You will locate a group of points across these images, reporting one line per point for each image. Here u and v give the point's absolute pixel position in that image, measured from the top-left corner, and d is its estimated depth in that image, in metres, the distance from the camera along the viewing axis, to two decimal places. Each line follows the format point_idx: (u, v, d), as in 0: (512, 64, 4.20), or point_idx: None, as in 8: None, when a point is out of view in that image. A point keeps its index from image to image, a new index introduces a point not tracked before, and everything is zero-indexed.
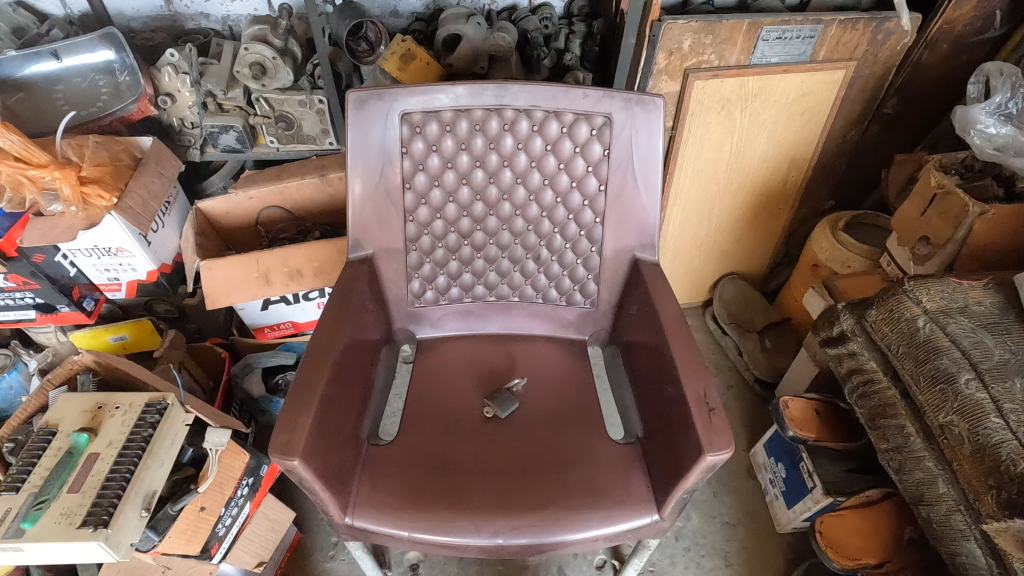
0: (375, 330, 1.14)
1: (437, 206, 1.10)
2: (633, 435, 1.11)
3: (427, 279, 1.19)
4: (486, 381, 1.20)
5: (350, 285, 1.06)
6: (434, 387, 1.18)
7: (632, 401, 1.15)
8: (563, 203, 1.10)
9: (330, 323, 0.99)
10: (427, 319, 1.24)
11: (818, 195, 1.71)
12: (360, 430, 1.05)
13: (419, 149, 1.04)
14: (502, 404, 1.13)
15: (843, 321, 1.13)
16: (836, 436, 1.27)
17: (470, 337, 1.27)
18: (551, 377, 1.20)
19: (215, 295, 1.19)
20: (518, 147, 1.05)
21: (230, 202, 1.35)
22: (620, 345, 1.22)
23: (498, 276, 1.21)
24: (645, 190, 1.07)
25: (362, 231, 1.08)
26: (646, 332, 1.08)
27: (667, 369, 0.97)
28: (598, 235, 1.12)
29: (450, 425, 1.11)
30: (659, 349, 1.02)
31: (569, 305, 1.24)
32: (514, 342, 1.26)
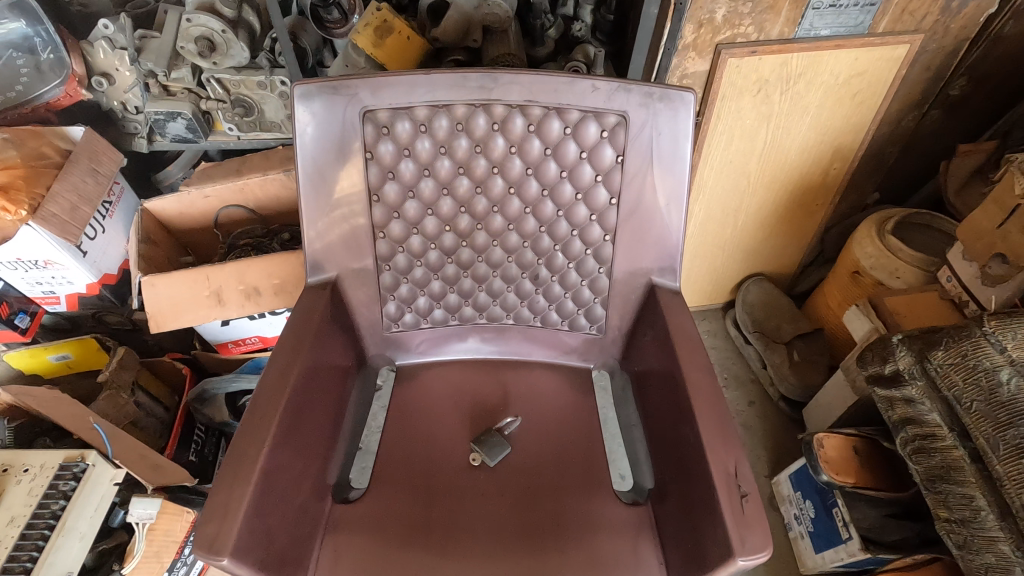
0: (342, 363, 0.97)
1: (414, 220, 0.91)
2: (643, 486, 0.95)
3: (404, 301, 1.01)
4: (474, 419, 1.03)
5: (309, 315, 0.88)
6: (413, 427, 1.02)
7: (642, 447, 0.99)
8: (566, 217, 0.90)
9: (282, 365, 0.82)
10: (407, 344, 1.07)
11: (863, 187, 1.49)
12: (323, 486, 0.90)
13: (388, 153, 0.85)
14: (492, 451, 0.97)
15: (900, 358, 0.94)
16: (876, 481, 1.11)
17: (458, 363, 1.11)
18: (550, 416, 1.04)
19: (159, 317, 1.02)
20: (511, 150, 0.85)
21: (183, 201, 1.16)
22: (632, 377, 1.05)
23: (488, 297, 1.03)
24: (667, 203, 0.87)
25: (323, 250, 0.91)
26: (663, 375, 0.90)
27: (686, 432, 0.80)
28: (607, 255, 0.93)
29: (431, 476, 0.96)
30: (678, 402, 0.84)
31: (572, 330, 1.06)
32: (509, 370, 1.09)
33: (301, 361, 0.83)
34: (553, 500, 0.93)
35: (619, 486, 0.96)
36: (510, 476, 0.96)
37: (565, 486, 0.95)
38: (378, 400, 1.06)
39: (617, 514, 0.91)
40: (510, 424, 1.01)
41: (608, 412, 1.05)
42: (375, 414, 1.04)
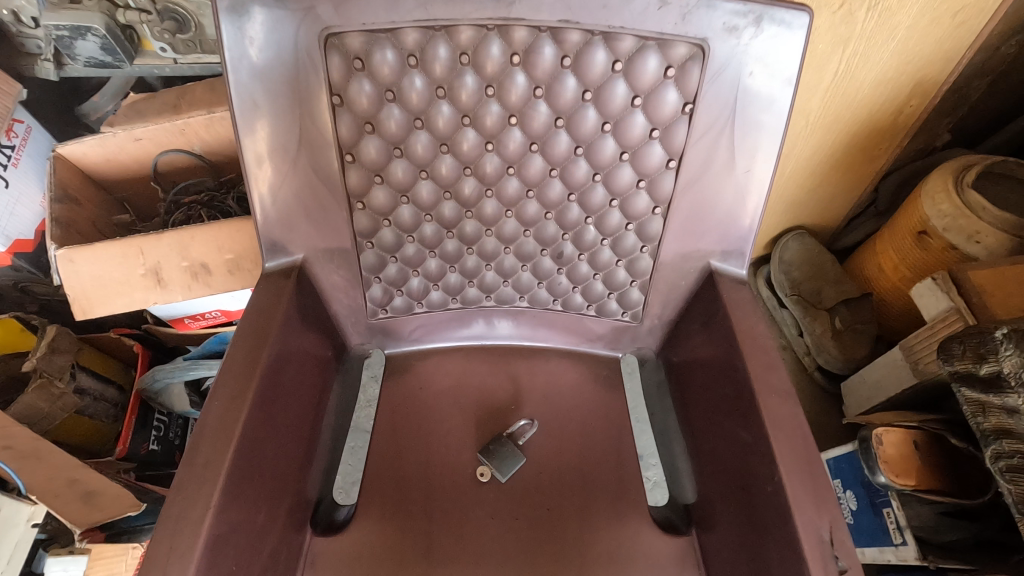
0: (314, 365, 0.76)
1: (403, 185, 0.69)
2: (685, 501, 0.80)
3: (392, 283, 0.80)
4: (481, 421, 0.86)
5: (264, 314, 0.66)
6: (406, 432, 0.85)
7: (682, 457, 0.83)
8: (604, 183, 0.69)
9: (230, 392, 0.60)
10: (399, 330, 0.88)
11: (935, 128, 1.26)
12: (299, 517, 0.73)
13: (364, 96, 0.62)
14: (504, 465, 0.81)
15: (1005, 359, 0.77)
16: (940, 482, 0.97)
17: (460, 351, 0.92)
18: (572, 417, 0.87)
19: (84, 302, 0.81)
20: (535, 92, 0.62)
21: (108, 146, 0.92)
22: (671, 371, 0.87)
23: (498, 277, 0.82)
24: (745, 169, 0.65)
25: (283, 226, 0.69)
26: (718, 386, 0.72)
27: (750, 471, 0.63)
28: (655, 231, 0.72)
29: (429, 495, 0.79)
30: (738, 428, 0.66)
31: (600, 316, 0.86)
32: (521, 359, 0.92)
33: (255, 384, 0.61)
34: (577, 526, 0.78)
35: (652, 497, 0.80)
36: (524, 496, 0.80)
37: (591, 506, 0.79)
38: (362, 398, 0.87)
39: (655, 546, 0.76)
40: (526, 433, 0.84)
41: (638, 409, 0.88)
42: (358, 417, 0.85)
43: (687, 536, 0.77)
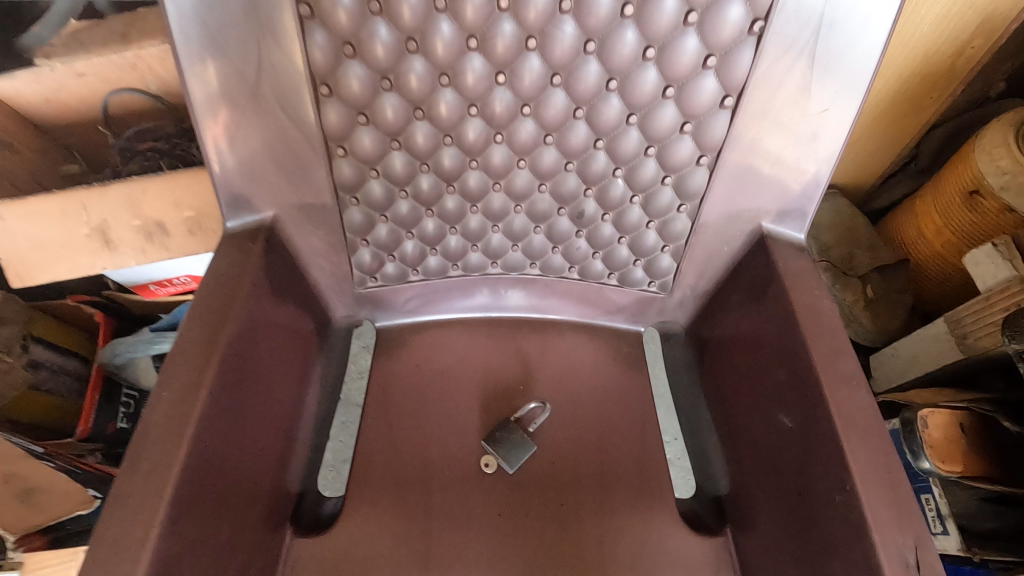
0: (290, 343, 0.65)
1: (394, 127, 0.57)
2: (719, 496, 0.71)
3: (382, 247, 0.69)
4: (485, 405, 0.76)
5: (225, 283, 0.54)
6: (400, 416, 0.74)
7: (714, 445, 0.73)
8: (639, 126, 0.57)
9: (183, 381, 0.49)
10: (390, 300, 0.77)
11: (993, 73, 1.12)
12: (278, 517, 0.63)
13: (344, 9, 0.49)
14: (511, 454, 0.71)
15: None
16: (987, 467, 0.88)
17: (461, 324, 0.81)
18: (588, 399, 0.77)
19: (19, 266, 0.69)
20: (560, 8, 0.50)
21: (44, 83, 0.78)
22: (703, 349, 0.77)
23: (505, 240, 0.70)
24: (819, 108, 0.54)
25: (248, 179, 0.57)
26: (764, 370, 0.61)
27: (808, 472, 0.53)
28: (697, 186, 0.61)
29: (426, 490, 0.70)
30: (792, 422, 0.56)
31: (621, 286, 0.75)
32: (530, 333, 0.81)
33: (212, 371, 0.49)
34: (596, 523, 0.68)
35: (677, 487, 0.72)
36: (535, 491, 0.70)
37: (611, 502, 0.70)
38: (349, 376, 0.77)
39: (685, 549, 0.67)
40: (535, 420, 0.74)
41: (663, 391, 0.78)
42: (344, 399, 0.75)
43: (721, 536, 0.68)
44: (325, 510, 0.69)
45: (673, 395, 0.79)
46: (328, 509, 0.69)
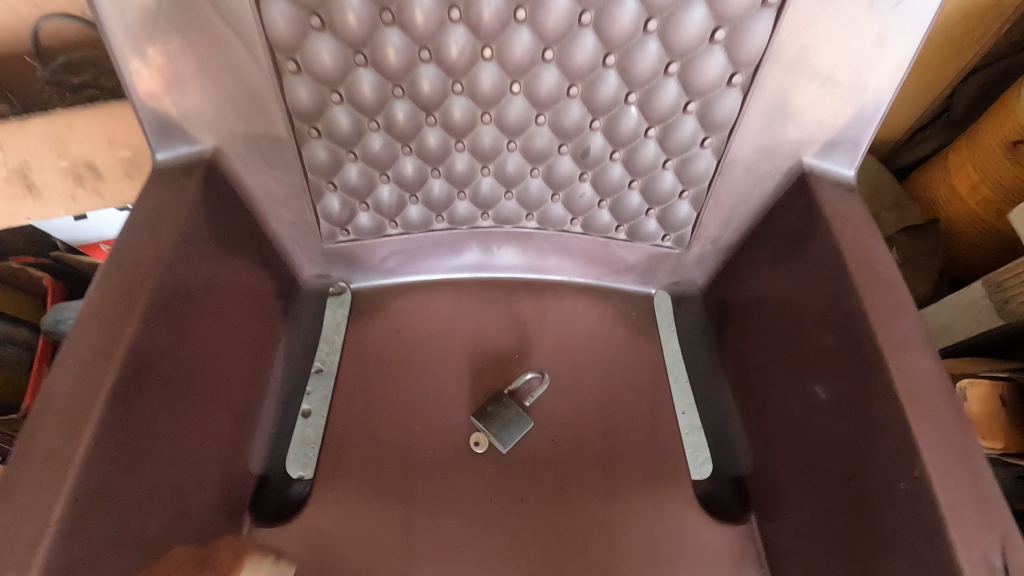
0: (241, 304, 0.55)
1: (358, 36, 0.47)
2: (742, 479, 0.62)
3: (353, 193, 0.59)
4: (476, 376, 0.67)
5: (150, 230, 0.45)
6: (378, 389, 0.65)
7: (735, 420, 0.65)
8: (658, 36, 0.47)
9: (93, 345, 0.40)
10: (367, 258, 0.67)
11: None
12: (235, 504, 0.55)
13: None
14: (504, 432, 0.63)
15: None
16: None
17: (448, 285, 0.72)
18: (592, 370, 0.68)
19: None
20: None
21: None
22: (723, 313, 0.67)
23: (498, 186, 0.61)
24: (888, 7, 0.43)
25: (179, 100, 0.48)
26: (801, 334, 0.52)
27: (857, 454, 0.44)
28: (726, 113, 0.51)
29: (408, 472, 0.61)
30: (835, 394, 0.47)
31: (631, 241, 0.66)
32: (527, 297, 0.72)
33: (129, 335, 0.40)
34: (600, 510, 0.60)
35: (694, 470, 0.63)
36: (531, 474, 0.62)
37: (618, 486, 0.61)
38: (321, 344, 0.67)
39: (702, 538, 0.59)
40: (533, 394, 0.66)
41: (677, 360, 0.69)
42: (314, 370, 0.66)
43: (744, 524, 0.60)
44: (291, 494, 0.60)
45: (687, 364, 0.70)
46: (294, 493, 0.60)
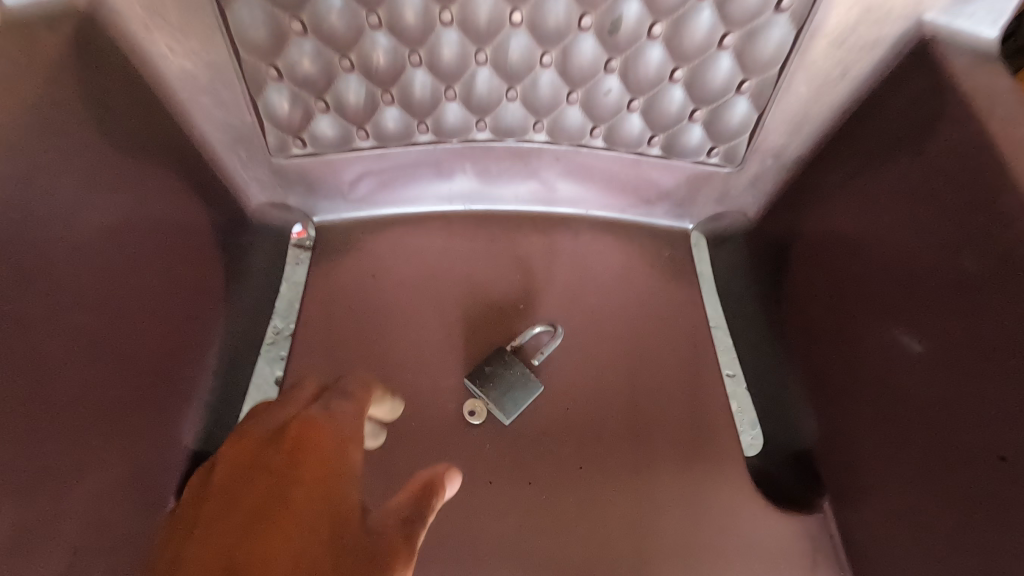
0: (157, 233, 0.43)
1: None
2: (800, 457, 0.49)
3: (306, 87, 0.45)
4: (473, 331, 0.54)
5: None
6: (350, 347, 0.53)
7: (788, 385, 0.51)
8: None
9: None
10: (334, 185, 0.54)
11: None
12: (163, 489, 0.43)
13: None
14: (506, 399, 0.50)
15: None
16: None
17: (437, 220, 0.58)
18: (616, 323, 0.55)
19: None
20: None
21: None
22: (776, 256, 0.53)
23: (500, 80, 0.47)
24: None
25: None
26: (903, 266, 0.39)
27: (989, 422, 0.33)
28: None
29: (390, 448, 0.49)
30: (940, 348, 0.36)
31: (666, 161, 0.52)
32: (536, 234, 0.58)
33: None
34: (626, 495, 0.48)
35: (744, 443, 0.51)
36: (540, 452, 0.50)
37: (648, 464, 0.49)
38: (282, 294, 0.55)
39: (754, 530, 0.47)
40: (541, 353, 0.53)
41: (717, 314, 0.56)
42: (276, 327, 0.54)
43: (813, 514, 0.47)
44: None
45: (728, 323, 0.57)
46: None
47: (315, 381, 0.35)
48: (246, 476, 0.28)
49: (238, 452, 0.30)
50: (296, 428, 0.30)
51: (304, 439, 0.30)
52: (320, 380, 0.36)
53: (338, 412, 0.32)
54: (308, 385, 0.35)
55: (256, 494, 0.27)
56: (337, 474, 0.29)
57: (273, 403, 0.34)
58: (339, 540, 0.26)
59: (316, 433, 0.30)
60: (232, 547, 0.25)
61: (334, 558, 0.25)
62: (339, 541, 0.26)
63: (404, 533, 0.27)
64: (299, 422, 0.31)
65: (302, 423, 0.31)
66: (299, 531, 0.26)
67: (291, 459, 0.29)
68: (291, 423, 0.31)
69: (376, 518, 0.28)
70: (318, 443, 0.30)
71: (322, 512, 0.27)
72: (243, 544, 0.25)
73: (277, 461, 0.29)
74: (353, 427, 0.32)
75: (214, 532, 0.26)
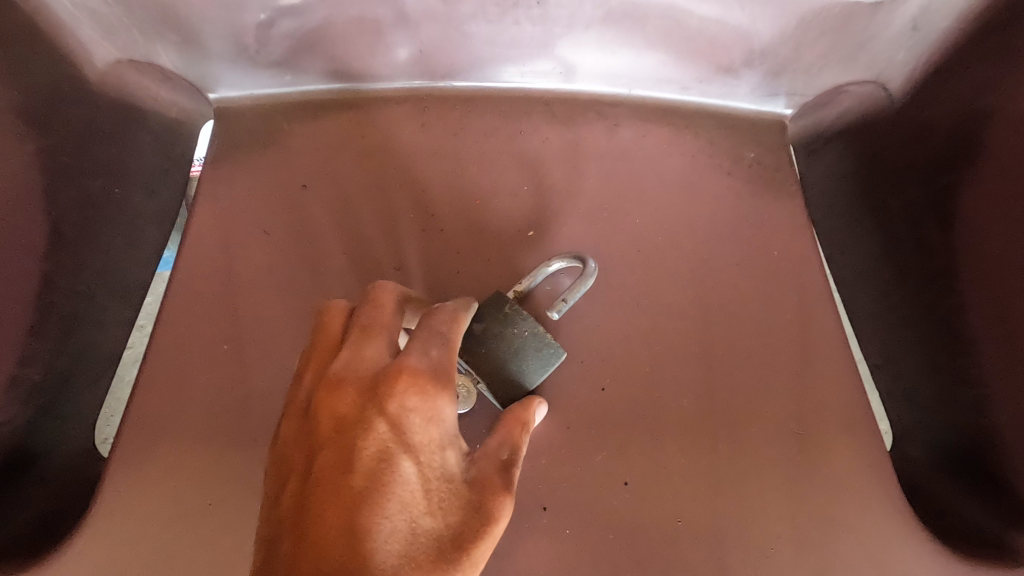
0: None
1: None
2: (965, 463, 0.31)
3: None
4: (456, 266, 0.35)
5: None
6: (264, 295, 0.34)
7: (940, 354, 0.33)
8: None
9: None
10: (231, 37, 0.34)
11: None
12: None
13: None
14: (506, 379, 0.30)
15: None
16: None
17: (403, 99, 0.38)
18: (675, 257, 0.36)
19: None
20: None
21: None
22: (932, 155, 0.33)
23: None
24: None
25: None
26: None
27: None
28: None
29: None
30: None
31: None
32: (554, 122, 0.38)
33: None
34: (697, 529, 0.30)
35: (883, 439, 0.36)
36: (560, 460, 0.32)
37: (730, 478, 0.31)
38: None
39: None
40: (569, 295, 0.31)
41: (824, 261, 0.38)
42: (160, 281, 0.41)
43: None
44: (90, 483, 0.31)
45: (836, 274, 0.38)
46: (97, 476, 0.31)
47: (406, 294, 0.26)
48: (343, 424, 0.21)
49: (328, 393, 0.22)
50: (391, 375, 0.22)
51: (405, 392, 0.22)
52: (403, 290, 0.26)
53: (437, 347, 0.24)
54: (397, 297, 0.25)
55: (364, 454, 0.21)
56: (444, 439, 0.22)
57: (353, 330, 0.24)
58: (445, 497, 0.21)
59: (414, 385, 0.22)
60: (346, 514, 0.20)
61: (447, 516, 0.21)
62: (445, 498, 0.21)
63: (507, 484, 0.23)
64: (394, 368, 0.22)
65: (398, 368, 0.22)
66: (411, 497, 0.21)
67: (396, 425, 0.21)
68: (391, 375, 0.22)
69: (474, 467, 0.23)
70: (419, 401, 0.22)
71: (429, 470, 0.21)
72: (358, 508, 0.20)
73: (381, 422, 0.21)
74: (451, 370, 0.23)
75: (318, 489, 0.20)
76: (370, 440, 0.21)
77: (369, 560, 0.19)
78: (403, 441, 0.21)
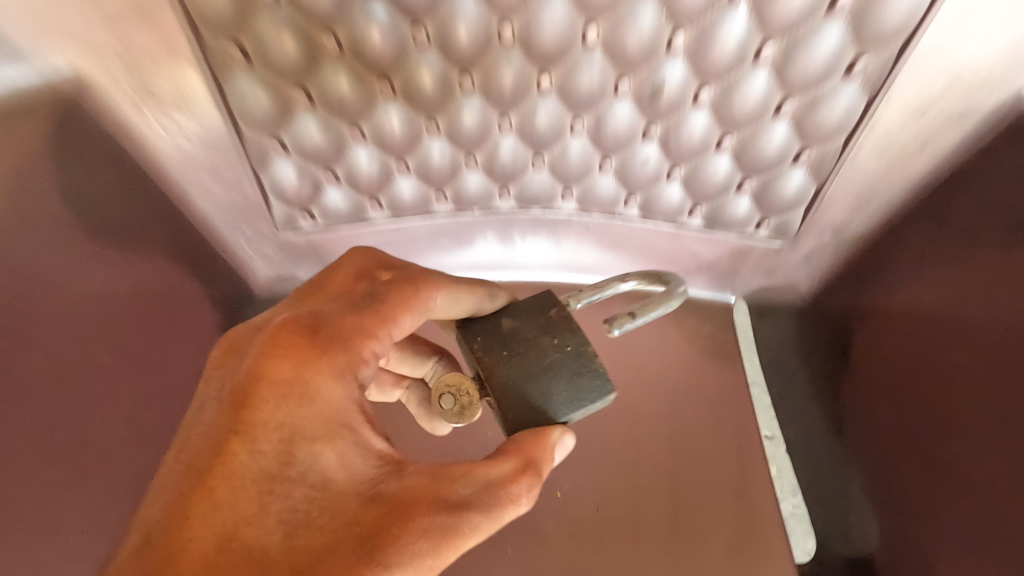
0: (109, 286, 0.43)
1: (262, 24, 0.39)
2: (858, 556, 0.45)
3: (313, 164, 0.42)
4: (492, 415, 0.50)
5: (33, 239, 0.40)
6: None
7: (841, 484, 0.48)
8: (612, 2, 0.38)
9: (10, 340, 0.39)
10: None
11: None
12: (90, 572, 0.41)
13: None
14: (517, 400, 0.31)
15: None
16: None
17: None
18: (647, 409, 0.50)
19: None
20: None
21: None
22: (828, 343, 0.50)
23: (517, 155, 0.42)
24: None
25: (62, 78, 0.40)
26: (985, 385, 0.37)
27: None
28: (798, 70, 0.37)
29: None
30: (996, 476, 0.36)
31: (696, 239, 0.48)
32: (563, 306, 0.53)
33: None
34: None
35: (799, 551, 0.45)
36: (563, 560, 0.44)
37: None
38: None
39: None
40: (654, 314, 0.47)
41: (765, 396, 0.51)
42: None
43: None
44: None
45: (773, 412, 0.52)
46: None
47: (379, 265, 0.35)
48: (223, 384, 0.29)
49: (227, 347, 0.31)
50: (272, 336, 0.29)
51: (276, 361, 0.29)
52: (376, 259, 0.35)
53: (338, 318, 0.30)
54: (353, 271, 0.34)
55: (224, 439, 0.27)
56: (316, 407, 0.29)
57: (296, 293, 0.34)
58: (303, 501, 0.27)
59: (287, 348, 0.29)
60: (191, 498, 0.26)
61: (293, 522, 0.27)
62: (297, 504, 0.27)
63: (434, 500, 0.27)
64: (275, 327, 0.30)
65: (276, 332, 0.30)
66: (257, 494, 0.27)
67: (252, 395, 0.28)
68: (275, 330, 0.30)
69: (385, 480, 0.28)
70: (283, 370, 0.29)
71: (284, 470, 0.27)
72: (199, 496, 0.26)
73: (241, 383, 0.28)
74: (345, 350, 0.30)
75: (181, 466, 0.27)
76: (226, 446, 0.27)
77: (192, 540, 0.25)
78: (256, 436, 0.27)
